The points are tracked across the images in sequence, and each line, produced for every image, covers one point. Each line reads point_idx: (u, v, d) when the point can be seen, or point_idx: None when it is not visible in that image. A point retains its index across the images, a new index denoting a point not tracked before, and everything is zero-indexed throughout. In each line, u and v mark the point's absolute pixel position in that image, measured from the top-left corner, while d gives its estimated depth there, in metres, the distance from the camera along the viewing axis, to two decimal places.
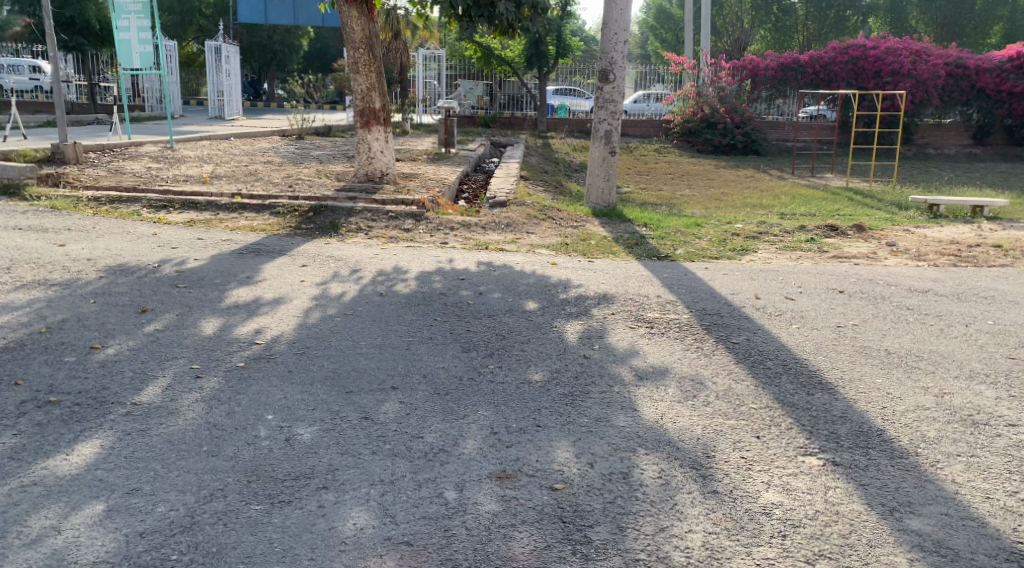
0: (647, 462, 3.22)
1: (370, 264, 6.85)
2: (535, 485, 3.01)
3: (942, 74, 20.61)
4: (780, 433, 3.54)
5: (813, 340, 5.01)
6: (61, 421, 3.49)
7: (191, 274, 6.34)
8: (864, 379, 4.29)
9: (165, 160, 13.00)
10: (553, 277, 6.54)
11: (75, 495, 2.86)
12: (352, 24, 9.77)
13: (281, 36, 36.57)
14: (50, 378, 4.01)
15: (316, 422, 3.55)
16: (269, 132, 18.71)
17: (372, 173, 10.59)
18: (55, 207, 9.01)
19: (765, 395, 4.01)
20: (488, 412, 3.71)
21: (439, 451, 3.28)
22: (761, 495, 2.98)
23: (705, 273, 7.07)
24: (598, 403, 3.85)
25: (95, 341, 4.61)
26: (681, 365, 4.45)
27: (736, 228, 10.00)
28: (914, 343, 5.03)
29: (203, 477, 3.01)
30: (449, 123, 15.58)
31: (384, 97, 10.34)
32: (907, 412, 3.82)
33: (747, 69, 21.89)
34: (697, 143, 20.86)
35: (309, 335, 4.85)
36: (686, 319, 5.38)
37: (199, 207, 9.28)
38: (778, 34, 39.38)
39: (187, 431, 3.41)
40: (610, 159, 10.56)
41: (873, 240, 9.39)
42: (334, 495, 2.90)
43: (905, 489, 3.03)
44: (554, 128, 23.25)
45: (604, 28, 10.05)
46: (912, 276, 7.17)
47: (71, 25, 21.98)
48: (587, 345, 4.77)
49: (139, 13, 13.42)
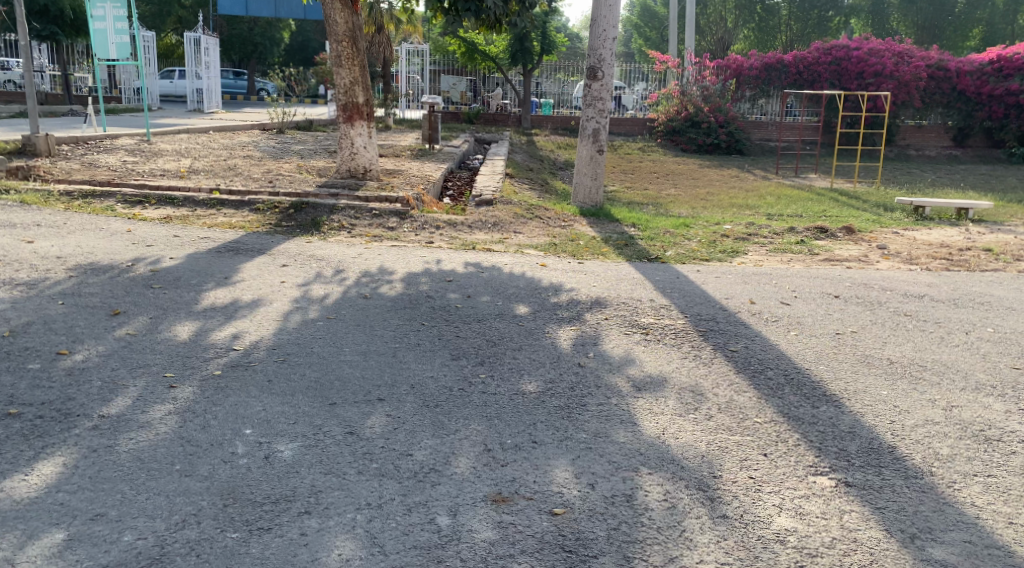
0: (650, 483, 3.04)
1: (354, 265, 6.62)
2: (534, 509, 2.82)
3: (924, 76, 20.63)
4: (788, 450, 3.39)
5: (813, 347, 4.86)
6: (21, 436, 3.24)
7: (166, 274, 6.07)
8: (869, 391, 4.13)
9: (141, 153, 12.64)
10: (544, 279, 6.36)
11: (33, 522, 2.63)
12: (334, 16, 9.51)
13: (262, 28, 36.14)
14: (11, 387, 3.76)
15: (297, 437, 3.33)
16: (249, 126, 18.35)
17: (355, 169, 10.33)
18: (24, 201, 8.69)
19: (769, 409, 3.84)
20: (481, 427, 3.51)
21: (430, 471, 3.08)
22: (774, 520, 2.82)
23: (696, 276, 6.89)
24: (596, 417, 3.66)
25: (62, 347, 4.35)
26: (679, 375, 4.28)
27: (725, 229, 9.86)
28: (916, 351, 4.88)
29: (175, 501, 2.79)
30: (433, 118, 15.31)
31: (367, 91, 10.07)
32: (916, 427, 3.67)
33: (731, 68, 21.85)
34: (681, 142, 20.76)
35: (290, 340, 4.62)
36: (682, 324, 5.22)
37: (176, 203, 8.98)
38: (762, 34, 39.31)
39: (159, 447, 3.18)
40: (598, 158, 10.35)
41: (864, 243, 9.29)
42: (318, 521, 2.70)
43: (924, 514, 2.88)
44: (538, 124, 23.03)
45: (593, 25, 9.88)
46: (906, 280, 7.05)
47: (44, 14, 21.43)
48: (581, 353, 4.58)
49: (115, 1, 13.05)
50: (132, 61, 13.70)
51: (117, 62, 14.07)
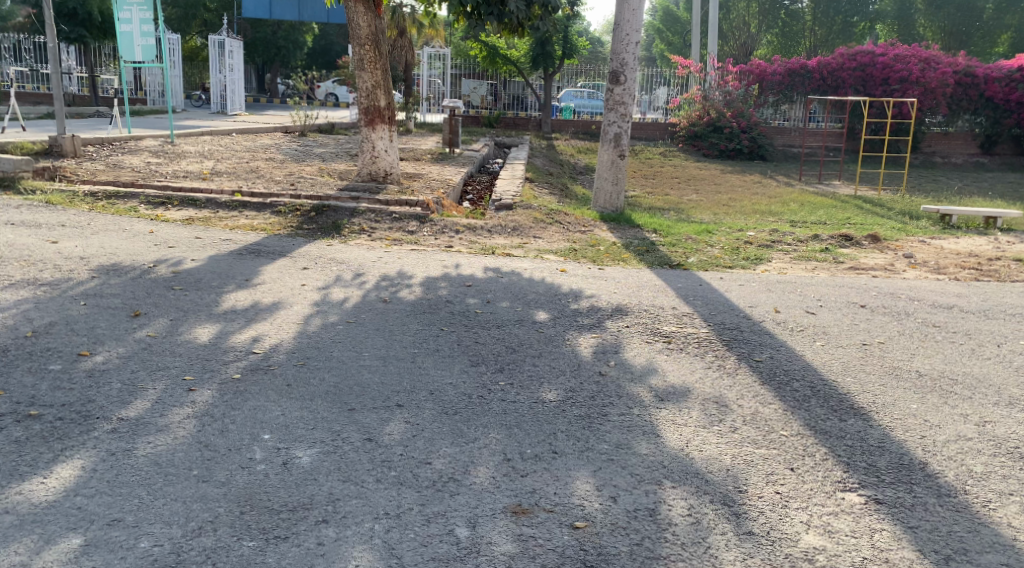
0: (674, 497, 2.98)
1: (374, 269, 6.59)
2: (554, 522, 2.76)
3: (951, 82, 20.29)
4: (816, 464, 3.31)
5: (840, 358, 4.78)
6: (41, 438, 3.23)
7: (188, 276, 6.08)
8: (898, 405, 4.02)
9: (165, 155, 12.73)
10: (564, 285, 6.30)
11: (51, 526, 2.61)
12: (358, 19, 9.51)
13: (286, 31, 36.41)
14: (33, 389, 3.76)
15: (315, 443, 3.30)
16: (272, 129, 18.46)
17: (376, 172, 10.33)
18: (50, 201, 8.77)
19: (796, 421, 3.76)
20: (500, 435, 3.45)
21: (449, 480, 3.03)
22: (802, 538, 2.77)
23: (721, 284, 6.80)
24: (617, 428, 3.59)
25: (83, 348, 4.36)
26: (702, 386, 4.19)
27: (749, 236, 9.75)
28: (946, 363, 4.79)
29: (192, 507, 2.76)
30: (453, 122, 15.32)
31: (389, 94, 10.07)
32: (949, 443, 3.57)
33: (754, 73, 21.71)
34: (703, 147, 20.60)
35: (309, 344, 4.60)
36: (705, 333, 5.14)
37: (199, 204, 9.02)
38: (786, 40, 39.61)
39: (176, 452, 3.16)
40: (619, 163, 10.26)
41: (889, 251, 9.15)
42: (335, 530, 2.66)
43: (957, 534, 2.81)
44: (559, 129, 23.07)
45: (615, 29, 9.80)
46: (934, 290, 6.92)
47: (73, 17, 21.77)
48: (602, 361, 4.53)
49: (142, 5, 13.17)
50: (160, 63, 13.81)
51: (143, 64, 14.20)
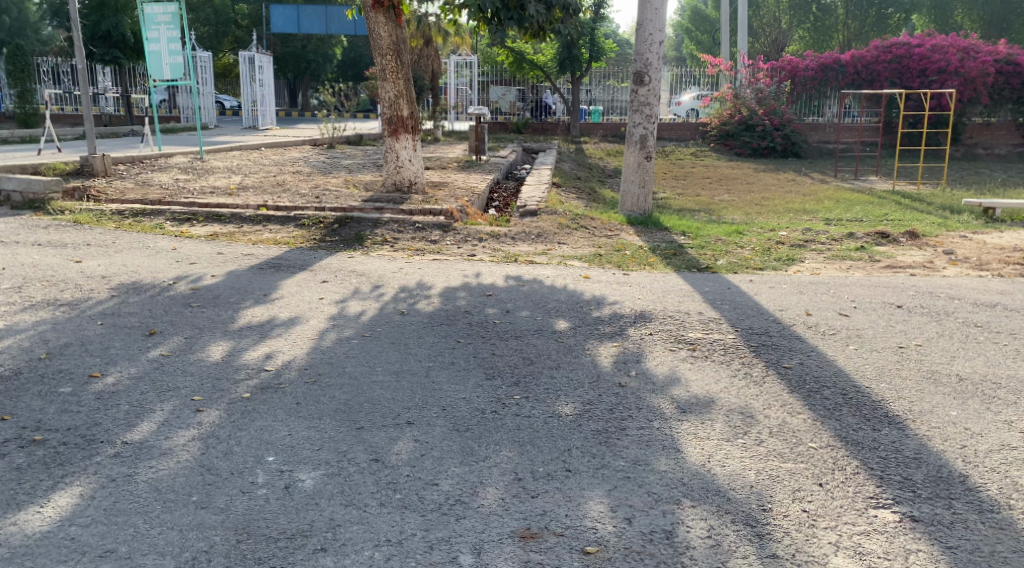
0: (693, 518, 2.81)
1: (394, 280, 6.50)
2: (564, 548, 2.62)
3: (992, 71, 19.71)
4: (847, 478, 3.11)
5: (875, 363, 4.54)
6: (43, 464, 3.17)
7: (206, 292, 6.05)
8: (936, 412, 3.79)
9: (194, 171, 12.83)
10: (586, 292, 6.14)
11: (41, 559, 2.54)
12: (379, 31, 9.43)
13: (315, 45, 36.73)
14: (40, 412, 3.71)
15: (320, 465, 3.19)
16: (300, 142, 18.54)
17: (401, 182, 10.28)
18: (78, 221, 8.85)
19: (825, 432, 3.56)
20: (512, 454, 3.31)
21: (455, 503, 2.90)
22: (830, 560, 2.58)
23: (750, 287, 6.57)
24: (635, 443, 3.43)
25: (95, 369, 4.32)
26: (728, 396, 4.00)
27: (781, 235, 9.48)
28: (989, 366, 4.53)
29: (187, 536, 2.66)
30: (480, 129, 15.16)
31: (412, 104, 9.97)
32: (992, 453, 3.34)
33: (786, 69, 21.26)
34: (735, 146, 20.19)
35: (322, 360, 4.51)
36: (732, 339, 4.94)
37: (223, 220, 9.02)
38: (817, 34, 38.76)
39: (178, 476, 3.08)
40: (645, 165, 10.04)
41: (928, 248, 8.82)
42: (333, 560, 2.54)
43: (1002, 554, 2.61)
44: (589, 132, 22.88)
45: (638, 28, 9.58)
46: (977, 288, 6.60)
47: (107, 39, 22.27)
48: (622, 371, 4.36)
49: (169, 24, 13.30)
50: (189, 82, 13.94)
51: (173, 83, 14.33)
